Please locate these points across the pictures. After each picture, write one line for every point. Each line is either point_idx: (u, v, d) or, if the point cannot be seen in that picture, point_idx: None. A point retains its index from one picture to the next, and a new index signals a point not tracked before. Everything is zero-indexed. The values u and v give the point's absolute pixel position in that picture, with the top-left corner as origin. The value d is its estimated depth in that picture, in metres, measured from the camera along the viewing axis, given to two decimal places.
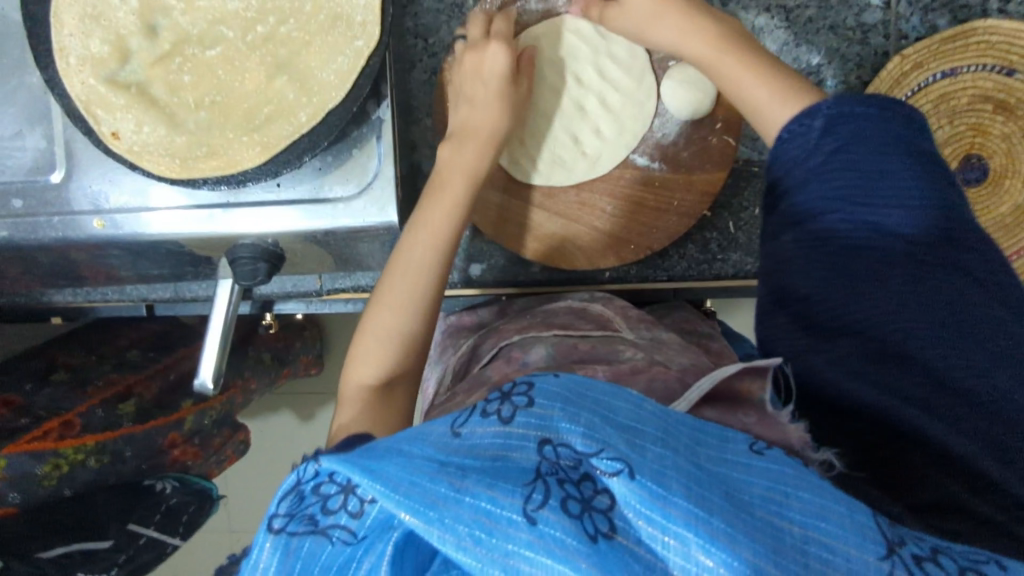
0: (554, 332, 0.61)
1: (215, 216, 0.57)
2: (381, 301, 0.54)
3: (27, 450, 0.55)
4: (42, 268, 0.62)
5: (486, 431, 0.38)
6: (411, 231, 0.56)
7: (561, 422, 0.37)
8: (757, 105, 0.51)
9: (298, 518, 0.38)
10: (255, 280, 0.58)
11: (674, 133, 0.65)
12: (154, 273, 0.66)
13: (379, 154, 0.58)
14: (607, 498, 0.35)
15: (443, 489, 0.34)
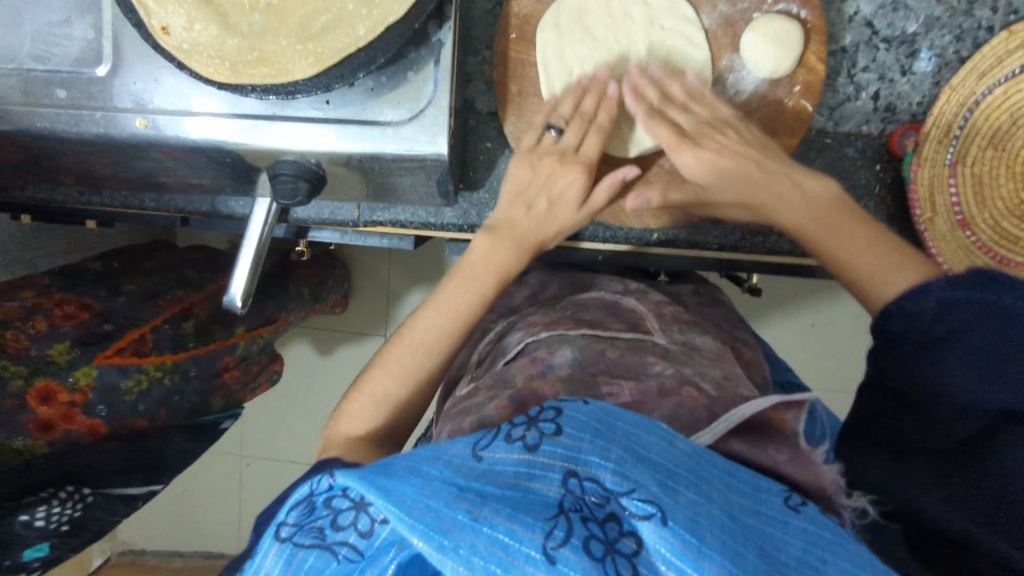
0: (585, 333, 0.59)
1: (257, 129, 0.53)
2: (382, 365, 0.52)
3: (117, 363, 0.69)
4: (85, 169, 0.62)
5: (510, 457, 0.38)
6: (424, 309, 0.53)
7: (587, 456, 0.37)
8: (864, 278, 0.48)
9: (305, 530, 0.42)
10: (294, 200, 0.54)
11: (750, 90, 0.57)
12: (191, 184, 0.65)
13: (437, 81, 0.51)
14: (633, 542, 0.34)
15: (461, 516, 0.33)
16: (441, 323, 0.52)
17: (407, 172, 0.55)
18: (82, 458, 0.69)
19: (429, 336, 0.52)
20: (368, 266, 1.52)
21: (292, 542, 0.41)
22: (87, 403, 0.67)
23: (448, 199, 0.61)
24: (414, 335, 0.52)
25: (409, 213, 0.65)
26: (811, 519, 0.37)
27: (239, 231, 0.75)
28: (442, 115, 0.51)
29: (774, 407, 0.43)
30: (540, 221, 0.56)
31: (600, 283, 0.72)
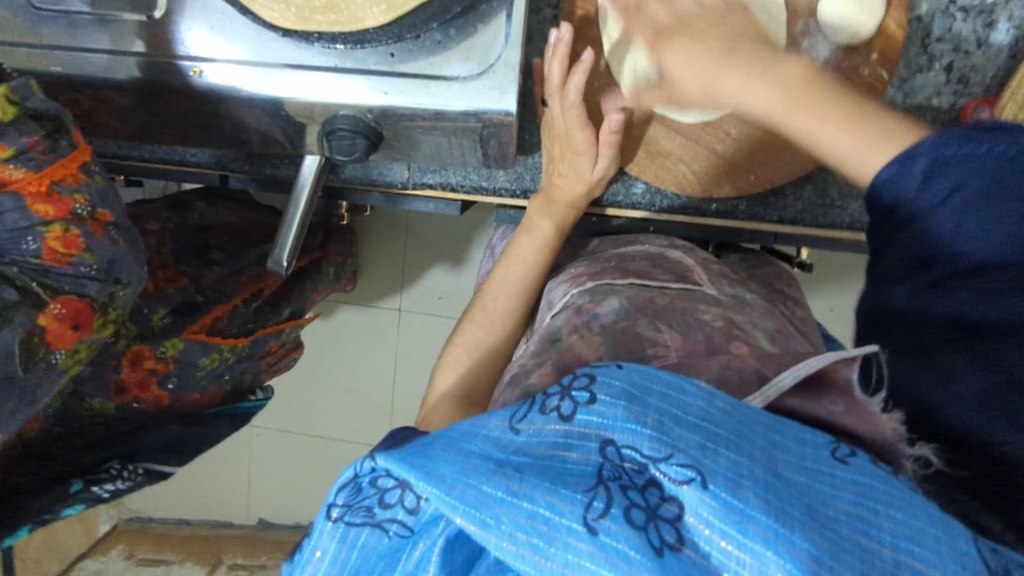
0: (633, 283, 0.57)
1: (315, 81, 0.51)
2: (475, 317, 0.59)
3: (199, 339, 0.77)
4: (130, 119, 0.60)
5: (545, 428, 0.35)
6: (505, 262, 0.60)
7: (621, 423, 0.33)
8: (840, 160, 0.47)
9: (355, 509, 0.39)
10: (352, 156, 0.52)
11: (826, 56, 0.54)
12: (237, 140, 0.63)
13: (507, 35, 0.49)
14: (675, 507, 0.31)
15: (499, 492, 0.32)
16: (521, 270, 0.60)
17: (469, 133, 0.54)
18: (132, 427, 0.75)
19: (508, 283, 0.59)
20: (387, 235, 1.49)
21: (342, 523, 0.38)
22: (164, 374, 0.74)
23: (504, 162, 0.60)
24: (497, 287, 0.60)
25: (459, 176, 0.63)
26: (863, 470, 0.32)
27: (276, 190, 0.74)
28: (511, 71, 0.49)
29: (827, 365, 0.36)
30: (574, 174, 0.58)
31: (645, 237, 0.69)
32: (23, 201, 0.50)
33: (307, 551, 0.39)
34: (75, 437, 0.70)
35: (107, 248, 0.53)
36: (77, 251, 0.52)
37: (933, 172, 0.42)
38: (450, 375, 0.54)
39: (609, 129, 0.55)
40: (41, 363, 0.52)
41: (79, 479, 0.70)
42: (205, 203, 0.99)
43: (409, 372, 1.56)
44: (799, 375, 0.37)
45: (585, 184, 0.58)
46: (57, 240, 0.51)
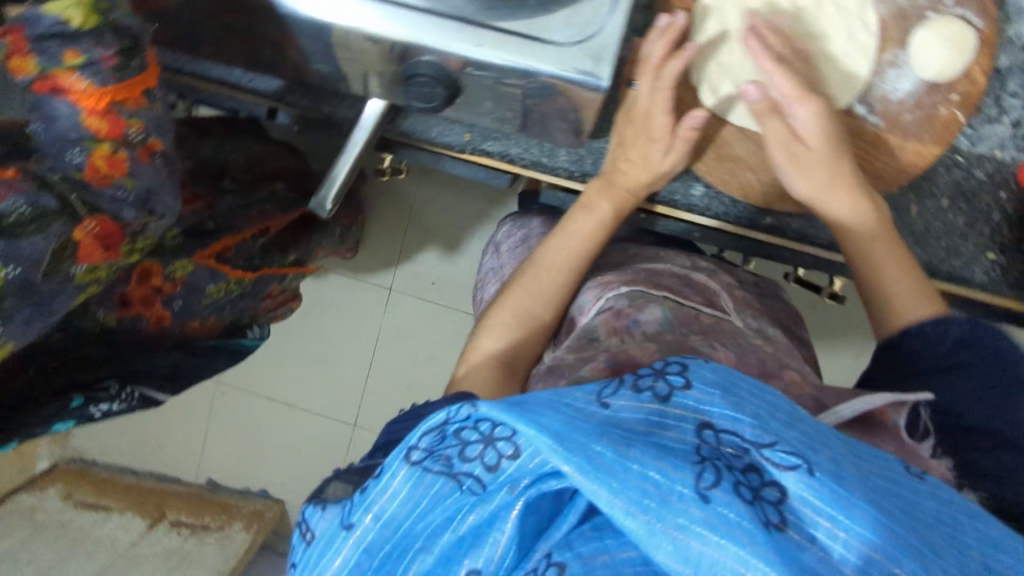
0: (668, 296, 0.56)
1: (407, 19, 0.48)
2: (523, 287, 0.58)
3: (210, 266, 0.76)
4: (191, 29, 0.57)
5: (642, 405, 0.36)
6: (557, 239, 0.60)
7: (721, 408, 0.35)
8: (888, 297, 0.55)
9: (436, 456, 0.38)
10: (431, 102, 0.53)
11: (906, 91, 0.54)
12: (298, 71, 0.61)
13: (614, 11, 0.49)
14: (779, 491, 0.32)
15: (611, 452, 0.32)
16: (573, 249, 0.59)
17: (550, 101, 0.53)
18: (133, 345, 0.73)
19: (558, 258, 0.59)
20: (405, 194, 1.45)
21: (420, 467, 0.38)
22: (171, 294, 0.73)
23: (574, 140, 0.59)
24: (547, 261, 0.59)
25: (520, 149, 0.62)
26: (935, 489, 0.35)
27: (324, 132, 0.72)
28: (610, 47, 0.49)
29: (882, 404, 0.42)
30: (640, 166, 0.57)
31: (666, 256, 0.69)
32: (79, 112, 0.45)
33: (374, 493, 0.39)
34: (73, 352, 0.66)
35: (148, 174, 0.48)
36: (119, 174, 0.47)
37: (967, 341, 0.50)
38: (495, 339, 0.55)
39: (691, 123, 0.55)
40: (60, 275, 0.47)
41: (80, 395, 0.67)
42: (226, 139, 0.96)
43: (392, 351, 1.51)
44: (858, 409, 0.42)
45: (650, 175, 0.57)
46: (102, 159, 0.46)
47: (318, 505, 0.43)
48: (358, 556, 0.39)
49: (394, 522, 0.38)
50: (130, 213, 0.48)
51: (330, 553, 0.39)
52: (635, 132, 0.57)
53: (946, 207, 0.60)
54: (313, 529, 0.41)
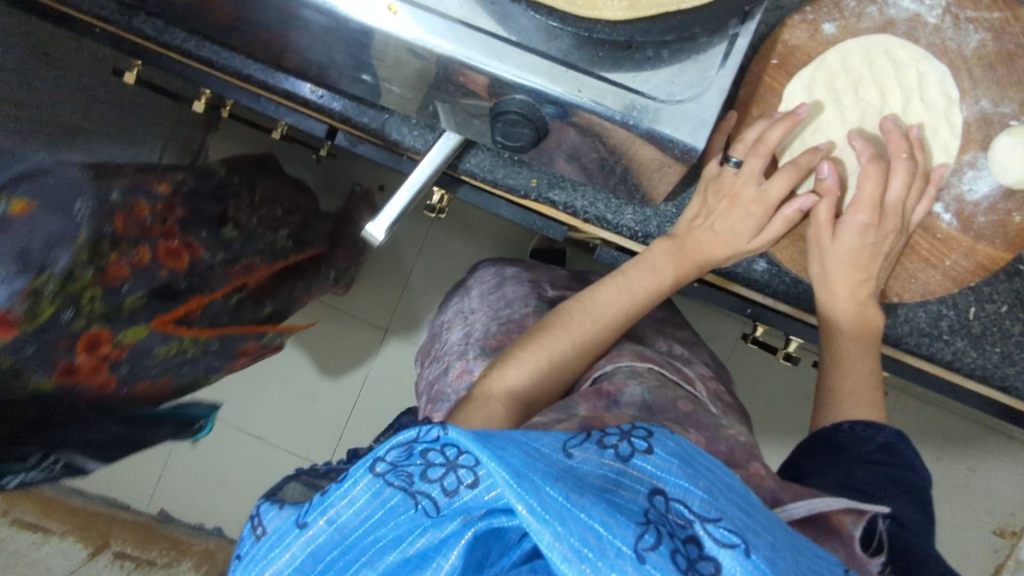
0: (653, 367, 0.55)
1: (515, 56, 0.47)
2: (570, 327, 0.55)
3: (165, 330, 0.70)
4: (258, 29, 0.54)
5: (599, 461, 0.34)
6: (605, 283, 0.58)
7: (675, 478, 0.33)
8: (837, 393, 0.55)
9: (399, 471, 0.35)
10: (522, 142, 0.51)
11: (984, 193, 0.55)
12: (363, 86, 0.58)
13: (716, 77, 0.48)
14: (712, 567, 0.29)
15: (559, 496, 0.30)
16: (624, 301, 0.57)
17: (638, 154, 0.52)
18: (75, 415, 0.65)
19: (610, 310, 0.56)
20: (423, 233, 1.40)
21: (383, 479, 0.35)
22: (117, 361, 0.66)
23: (646, 197, 0.58)
24: (598, 308, 0.57)
25: (584, 201, 0.61)
26: None
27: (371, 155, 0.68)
28: (707, 114, 0.48)
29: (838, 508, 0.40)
30: (722, 244, 0.56)
31: (647, 338, 0.64)
32: None
33: (335, 495, 0.36)
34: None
35: (17, 234, 0.55)
36: None
37: (893, 445, 0.51)
38: (522, 372, 0.52)
39: (796, 206, 0.54)
40: None
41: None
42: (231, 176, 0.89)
43: (379, 397, 1.44)
44: (812, 508, 0.39)
45: (731, 251, 0.56)
46: None
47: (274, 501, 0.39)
48: (304, 558, 0.35)
49: (347, 530, 0.35)
50: (9, 297, 0.55)
51: (278, 549, 0.36)
52: (727, 204, 0.55)
53: (1003, 313, 0.59)
54: (263, 525, 0.38)
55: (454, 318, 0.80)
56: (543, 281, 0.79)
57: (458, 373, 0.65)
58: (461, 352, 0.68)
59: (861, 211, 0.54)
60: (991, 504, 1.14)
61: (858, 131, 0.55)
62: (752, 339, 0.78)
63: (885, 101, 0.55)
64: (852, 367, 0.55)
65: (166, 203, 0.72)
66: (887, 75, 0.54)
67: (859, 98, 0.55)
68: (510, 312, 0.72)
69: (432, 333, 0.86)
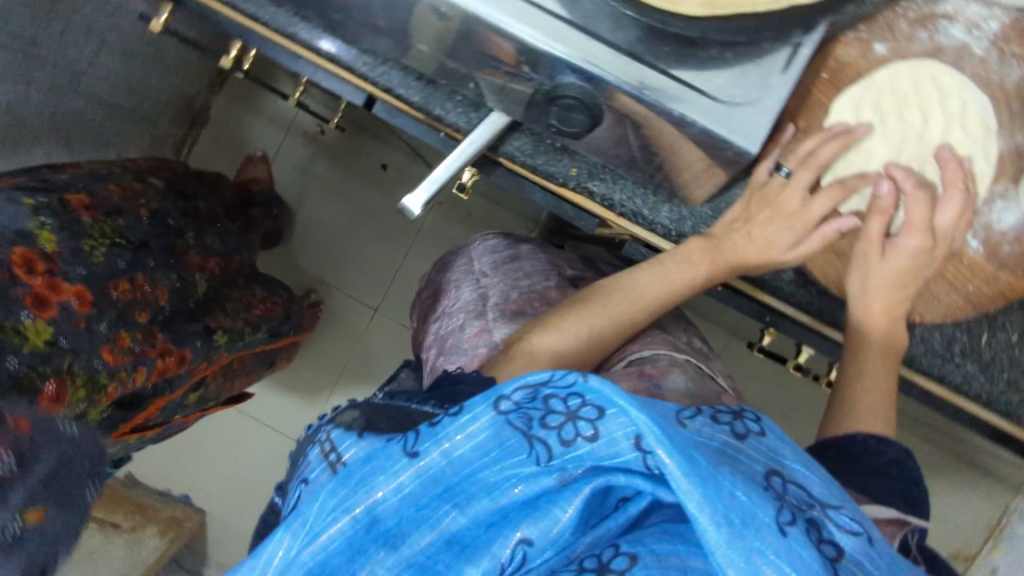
0: (687, 358, 0.59)
1: (581, 40, 0.47)
2: (606, 303, 0.58)
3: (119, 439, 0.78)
4: None
5: (718, 433, 0.36)
6: (647, 268, 0.60)
7: (793, 462, 0.35)
8: (855, 400, 0.56)
9: (522, 413, 0.36)
10: (576, 126, 0.52)
11: (1011, 223, 0.57)
12: (415, 57, 0.57)
13: (775, 82, 0.49)
14: (836, 550, 0.31)
15: (704, 462, 0.32)
16: (660, 288, 0.59)
17: (691, 151, 0.53)
18: None
19: (646, 294, 0.59)
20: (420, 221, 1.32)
21: (505, 417, 0.36)
22: None
23: (687, 196, 0.60)
24: (636, 291, 0.59)
25: (622, 194, 0.61)
26: None
27: (410, 129, 0.67)
28: (763, 117, 0.49)
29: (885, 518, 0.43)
30: (760, 250, 0.58)
31: (671, 328, 0.67)
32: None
33: (450, 429, 0.37)
34: None
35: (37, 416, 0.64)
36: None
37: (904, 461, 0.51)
38: (559, 336, 0.55)
39: (836, 226, 0.56)
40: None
41: None
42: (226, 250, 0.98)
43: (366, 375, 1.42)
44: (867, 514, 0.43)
45: (766, 259, 0.58)
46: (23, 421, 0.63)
47: (352, 428, 0.41)
48: (412, 488, 0.36)
49: (460, 465, 0.36)
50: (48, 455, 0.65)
51: (383, 476, 0.37)
52: (768, 213, 0.57)
53: (1014, 340, 0.61)
54: (342, 456, 0.39)
55: (462, 278, 0.79)
56: (563, 262, 0.80)
57: (477, 331, 0.66)
58: (479, 312, 0.69)
59: (914, 234, 0.56)
60: (956, 529, 1.17)
61: (898, 150, 0.56)
62: (760, 348, 0.79)
63: (933, 122, 0.56)
64: (873, 381, 0.56)
65: (149, 329, 0.78)
66: (932, 99, 0.55)
67: (906, 119, 0.55)
68: (530, 284, 0.74)
69: (438, 292, 0.84)
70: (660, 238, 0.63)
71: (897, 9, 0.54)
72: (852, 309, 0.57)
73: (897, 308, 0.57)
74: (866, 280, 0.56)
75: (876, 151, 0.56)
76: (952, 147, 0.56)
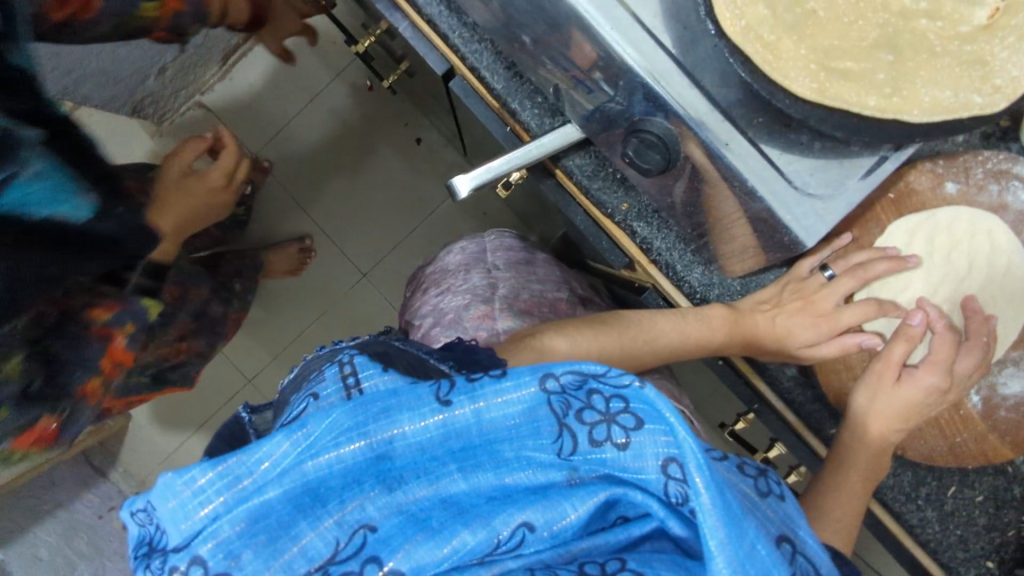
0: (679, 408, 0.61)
1: (685, 86, 0.48)
2: (622, 329, 0.58)
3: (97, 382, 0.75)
4: None
5: (740, 479, 0.37)
6: (666, 313, 0.59)
7: (805, 532, 0.36)
8: (825, 508, 0.55)
9: (564, 398, 0.37)
10: (649, 165, 0.51)
11: (1015, 389, 0.58)
12: (515, 46, 0.57)
13: (851, 186, 0.50)
14: None
15: (734, 506, 0.33)
16: (673, 335, 0.58)
17: (747, 221, 0.53)
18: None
19: (659, 337, 0.58)
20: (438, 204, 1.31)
21: (546, 396, 0.37)
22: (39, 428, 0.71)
23: (727, 264, 0.59)
24: (651, 330, 0.59)
25: (663, 241, 0.61)
26: None
27: (478, 111, 0.66)
28: (828, 214, 0.51)
29: None
30: (780, 335, 0.57)
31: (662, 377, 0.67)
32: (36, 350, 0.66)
33: (488, 390, 0.37)
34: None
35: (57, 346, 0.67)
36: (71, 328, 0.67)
37: None
38: (569, 344, 0.55)
39: (858, 340, 0.57)
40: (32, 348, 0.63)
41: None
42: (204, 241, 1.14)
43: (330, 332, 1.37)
44: None
45: (780, 347, 0.58)
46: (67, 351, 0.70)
47: (372, 357, 0.40)
48: (433, 436, 0.37)
49: (486, 430, 0.37)
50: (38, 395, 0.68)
51: (406, 415, 0.37)
52: (798, 305, 0.57)
53: (977, 502, 0.61)
54: (360, 384, 0.38)
55: (472, 263, 0.78)
56: (574, 281, 0.79)
57: (480, 315, 0.65)
58: (485, 298, 0.68)
59: (932, 371, 0.55)
60: None
61: (937, 288, 0.57)
62: (731, 432, 0.78)
63: (979, 274, 0.57)
64: (849, 495, 0.55)
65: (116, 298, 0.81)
66: (983, 251, 0.56)
67: (955, 263, 0.57)
68: (540, 288, 0.73)
69: (439, 270, 0.81)
70: (680, 294, 0.62)
71: (978, 156, 0.56)
72: (848, 421, 0.58)
73: (889, 437, 0.57)
74: (868, 397, 0.57)
75: (915, 283, 0.57)
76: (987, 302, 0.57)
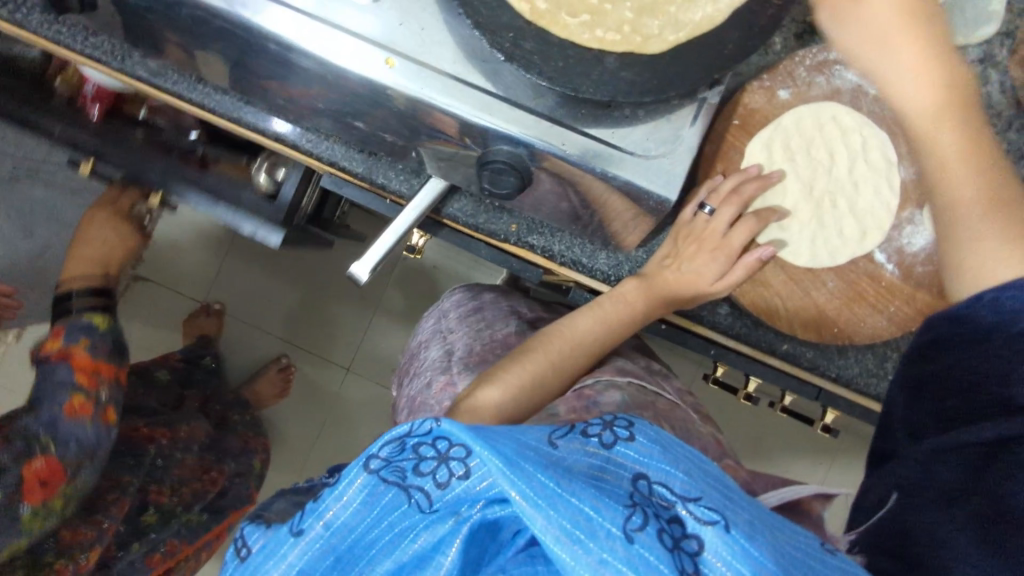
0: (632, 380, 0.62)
1: (511, 111, 0.51)
2: (541, 345, 0.59)
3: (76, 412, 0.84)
4: (259, 78, 0.58)
5: (582, 449, 0.42)
6: (585, 310, 0.62)
7: (658, 465, 0.41)
8: None
9: (392, 467, 0.43)
10: (501, 185, 0.54)
11: (921, 245, 0.60)
12: (357, 132, 0.61)
13: (689, 134, 0.53)
14: (697, 543, 0.36)
15: (549, 481, 0.37)
16: (598, 327, 0.61)
17: (616, 199, 0.56)
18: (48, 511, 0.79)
19: (586, 336, 0.61)
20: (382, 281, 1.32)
21: (377, 475, 0.43)
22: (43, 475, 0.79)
23: (621, 243, 0.63)
24: (572, 333, 0.61)
25: (563, 245, 0.64)
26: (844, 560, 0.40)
27: (358, 196, 0.69)
28: (680, 166, 0.53)
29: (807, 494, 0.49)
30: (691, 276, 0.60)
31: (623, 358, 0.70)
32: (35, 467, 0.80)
33: (329, 501, 0.43)
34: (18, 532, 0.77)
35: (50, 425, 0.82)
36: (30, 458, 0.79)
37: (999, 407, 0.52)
38: (498, 388, 0.55)
39: (757, 255, 0.59)
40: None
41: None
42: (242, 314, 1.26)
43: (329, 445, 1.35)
44: (782, 496, 0.49)
45: (699, 290, 0.61)
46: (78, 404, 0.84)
47: (255, 525, 0.46)
48: (304, 562, 0.42)
49: (346, 532, 0.42)
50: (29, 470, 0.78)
51: (274, 559, 0.43)
52: (696, 247, 0.60)
53: None
54: (248, 546, 0.45)
55: (430, 337, 0.82)
56: (520, 305, 0.83)
57: (441, 386, 0.68)
58: (444, 367, 0.71)
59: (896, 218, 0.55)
60: None
61: (812, 186, 0.61)
62: (712, 378, 0.80)
63: (844, 153, 0.61)
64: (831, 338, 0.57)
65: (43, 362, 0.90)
66: (835, 138, 0.60)
67: (820, 151, 0.61)
68: (490, 332, 0.76)
69: (408, 355, 0.86)
70: (595, 280, 0.66)
71: (795, 58, 0.60)
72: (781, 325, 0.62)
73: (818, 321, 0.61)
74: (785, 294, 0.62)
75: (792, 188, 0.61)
76: (858, 182, 0.61)
